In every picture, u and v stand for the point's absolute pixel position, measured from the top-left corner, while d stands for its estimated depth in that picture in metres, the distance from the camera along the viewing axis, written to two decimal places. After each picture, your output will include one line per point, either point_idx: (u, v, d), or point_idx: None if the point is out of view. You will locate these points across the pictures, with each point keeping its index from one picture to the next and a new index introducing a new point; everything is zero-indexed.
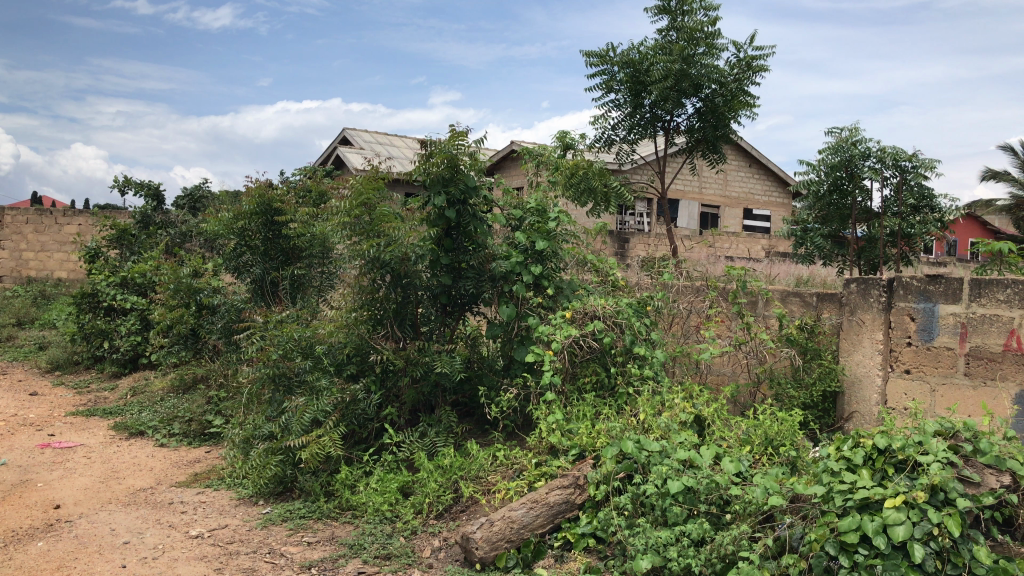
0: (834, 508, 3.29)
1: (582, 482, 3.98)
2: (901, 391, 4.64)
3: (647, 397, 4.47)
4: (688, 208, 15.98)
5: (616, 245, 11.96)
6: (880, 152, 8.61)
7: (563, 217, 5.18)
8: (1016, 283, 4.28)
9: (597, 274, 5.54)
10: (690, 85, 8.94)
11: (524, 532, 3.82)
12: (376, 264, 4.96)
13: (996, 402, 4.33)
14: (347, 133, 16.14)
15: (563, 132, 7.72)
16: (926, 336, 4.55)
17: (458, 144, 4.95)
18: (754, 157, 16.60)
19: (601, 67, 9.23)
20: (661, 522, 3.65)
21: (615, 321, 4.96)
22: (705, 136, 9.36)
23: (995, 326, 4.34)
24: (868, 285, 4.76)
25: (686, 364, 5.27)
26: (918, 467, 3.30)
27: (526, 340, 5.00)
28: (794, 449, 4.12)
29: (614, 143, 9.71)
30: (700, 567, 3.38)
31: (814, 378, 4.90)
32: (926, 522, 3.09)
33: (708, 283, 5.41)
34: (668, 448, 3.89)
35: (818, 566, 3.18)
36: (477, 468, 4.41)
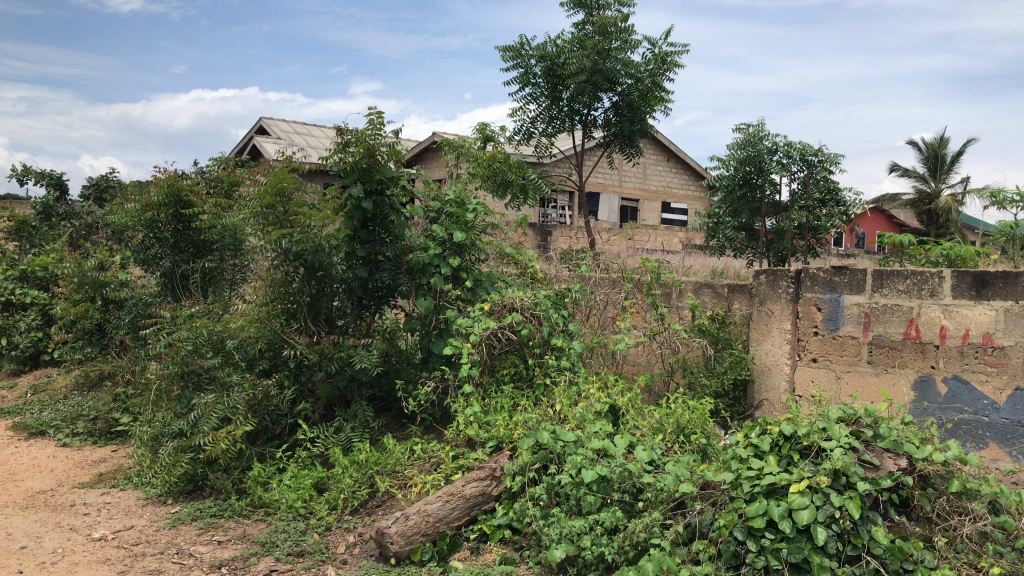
0: (742, 494, 3.37)
1: (499, 474, 3.99)
2: (808, 378, 4.80)
3: (564, 388, 4.52)
4: (608, 201, 16.17)
5: (537, 238, 12.02)
6: (787, 146, 8.86)
7: (481, 208, 5.15)
8: (915, 274, 4.45)
9: (516, 266, 5.56)
10: (605, 79, 9.03)
11: (440, 525, 3.81)
12: (289, 257, 4.88)
13: (896, 390, 4.49)
14: (263, 123, 15.79)
15: (483, 124, 7.71)
16: (831, 326, 4.71)
17: (375, 135, 4.88)
18: (672, 150, 16.89)
19: (517, 60, 9.25)
20: (575, 511, 3.69)
21: (534, 313, 4.99)
22: (622, 130, 9.49)
23: (896, 315, 4.51)
24: (776, 276, 4.88)
25: (603, 354, 5.34)
26: (822, 453, 3.41)
27: (444, 333, 5.00)
28: (705, 436, 4.22)
29: (532, 136, 9.77)
30: (613, 555, 3.43)
31: (725, 367, 5.01)
32: (829, 506, 3.19)
33: (624, 274, 5.47)
34: (582, 438, 3.94)
35: (726, 551, 3.26)
36: (393, 462, 4.38)
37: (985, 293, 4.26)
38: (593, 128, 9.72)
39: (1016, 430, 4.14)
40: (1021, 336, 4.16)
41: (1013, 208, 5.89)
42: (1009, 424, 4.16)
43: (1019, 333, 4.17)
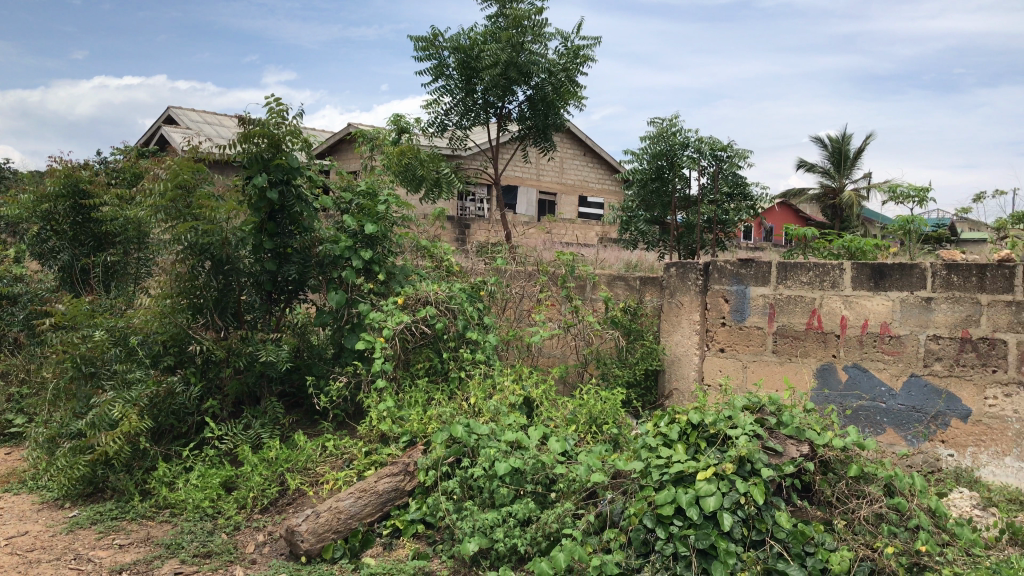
0: (652, 483, 3.43)
1: (412, 469, 3.96)
2: (716, 367, 4.94)
3: (478, 381, 4.52)
4: (525, 195, 16.25)
5: (455, 231, 12.02)
6: (698, 142, 9.07)
7: (394, 200, 5.09)
8: (818, 266, 4.60)
9: (431, 259, 5.53)
10: (519, 73, 9.03)
11: (352, 522, 3.76)
12: (195, 251, 4.76)
13: (798, 378, 4.66)
14: (172, 111, 15.30)
15: (397, 116, 7.75)
16: (738, 316, 4.84)
17: (278, 124, 4.76)
18: (589, 145, 17.07)
19: (430, 52, 9.19)
20: (488, 504, 3.71)
21: (448, 307, 4.96)
22: (537, 124, 9.53)
23: (799, 306, 4.66)
24: (686, 268, 5.00)
25: (519, 347, 5.36)
26: (727, 440, 3.49)
27: (356, 327, 4.95)
28: (616, 427, 4.29)
29: (446, 128, 9.73)
30: (525, 547, 3.46)
31: (637, 358, 5.12)
32: (734, 492, 3.27)
33: (539, 267, 5.50)
34: (496, 431, 3.95)
35: (636, 539, 3.33)
36: (304, 460, 4.31)
37: (882, 284, 4.42)
38: (507, 121, 9.74)
39: (911, 415, 4.33)
40: (915, 326, 4.33)
41: (909, 203, 6.15)
42: (904, 409, 4.35)
43: (913, 323, 4.33)
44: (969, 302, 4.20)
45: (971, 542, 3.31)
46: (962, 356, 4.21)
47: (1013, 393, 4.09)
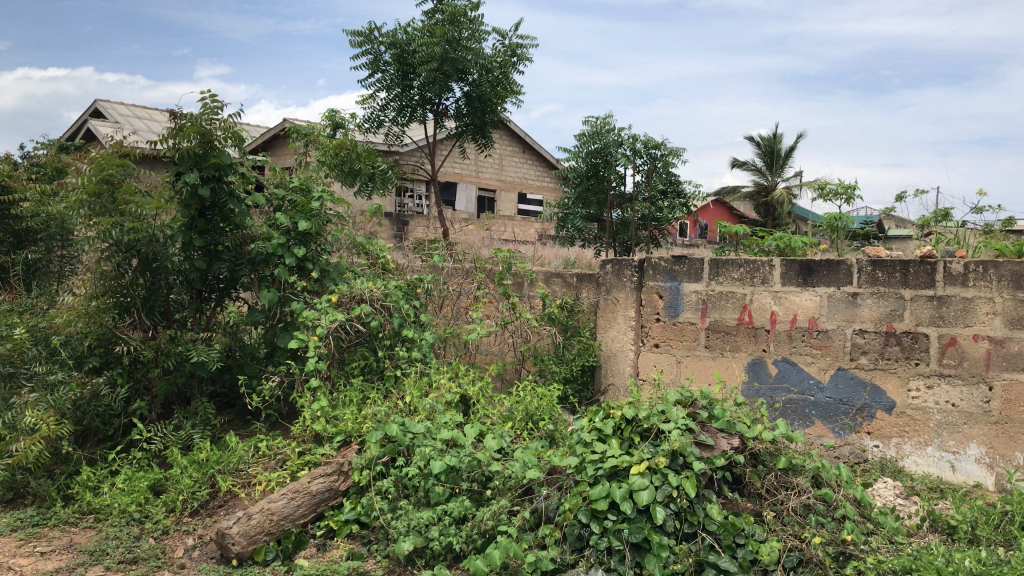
0: (587, 478, 3.44)
1: (346, 469, 3.91)
2: (651, 363, 5.00)
3: (414, 380, 4.50)
4: (465, 191, 16.22)
5: (393, 227, 11.95)
6: (632, 139, 9.28)
7: (327, 196, 5.01)
8: (748, 263, 4.70)
9: (366, 256, 5.47)
10: (455, 69, 9.01)
11: (284, 523, 3.70)
12: (120, 248, 4.64)
13: (729, 372, 4.74)
14: (99, 104, 14.87)
15: (330, 111, 7.79)
16: (671, 312, 4.93)
17: (210, 119, 4.66)
18: (527, 142, 17.11)
19: (366, 47, 9.09)
20: (424, 502, 3.69)
21: (383, 304, 4.91)
22: (474, 120, 9.53)
23: (731, 302, 4.74)
24: (621, 266, 5.04)
25: (456, 344, 5.36)
26: (661, 435, 3.53)
27: (290, 326, 4.88)
28: (552, 422, 4.31)
29: (382, 124, 9.66)
30: (461, 544, 3.46)
31: (573, 354, 5.14)
32: (667, 485, 3.31)
33: (477, 264, 5.49)
34: (431, 429, 3.94)
35: (570, 534, 3.35)
36: (236, 460, 4.22)
37: (811, 280, 4.52)
38: (444, 117, 9.70)
39: (838, 407, 4.44)
40: (842, 321, 4.43)
41: (837, 200, 6.30)
42: (832, 402, 4.46)
43: (840, 318, 4.43)
44: (893, 297, 4.31)
45: (894, 530, 3.42)
46: (887, 349, 4.33)
47: (934, 385, 4.21)
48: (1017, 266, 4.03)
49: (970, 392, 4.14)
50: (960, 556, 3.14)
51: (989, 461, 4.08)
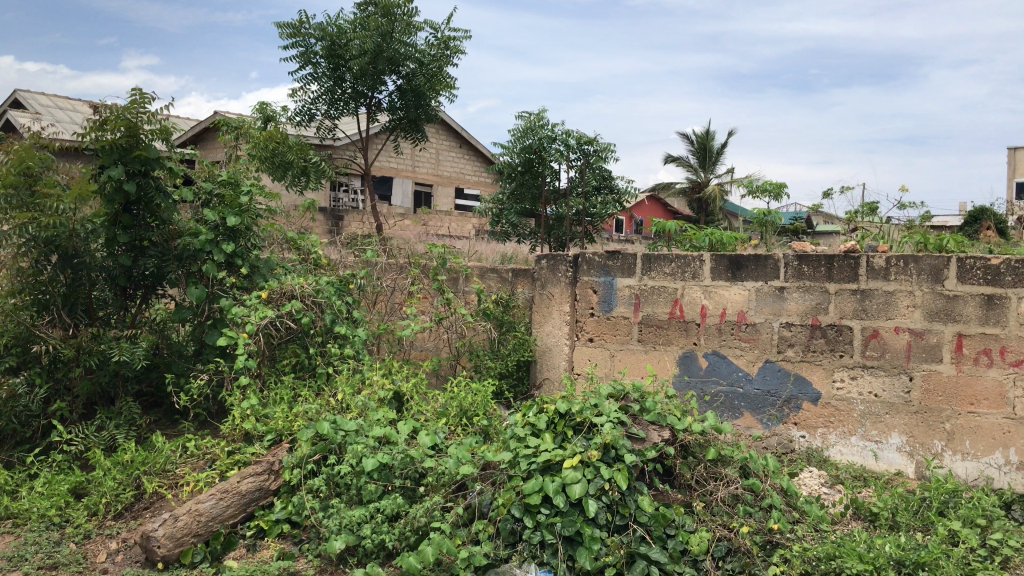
0: (520, 472, 3.45)
1: (277, 468, 3.87)
2: (585, 357, 5.06)
3: (347, 377, 4.45)
4: (401, 186, 16.13)
5: (329, 223, 11.87)
6: (564, 135, 9.32)
7: (257, 190, 4.90)
8: (679, 258, 4.77)
9: (297, 252, 5.38)
10: (389, 62, 8.92)
11: (213, 524, 3.61)
12: (38, 244, 4.48)
13: (661, 365, 4.82)
14: (17, 94, 14.35)
15: (262, 103, 7.66)
16: (606, 307, 4.97)
17: (136, 113, 4.52)
18: (464, 137, 17.08)
19: (296, 39, 8.94)
20: (356, 500, 3.66)
21: (314, 300, 4.86)
22: (408, 115, 9.46)
23: (662, 296, 4.81)
24: (556, 260, 5.08)
25: (390, 340, 5.31)
26: (593, 428, 3.56)
27: (219, 323, 4.80)
28: (486, 418, 4.31)
29: (314, 117, 9.52)
30: (393, 542, 3.43)
31: (509, 349, 5.16)
32: (599, 478, 3.33)
33: (410, 259, 5.43)
34: (363, 427, 3.91)
35: (504, 529, 3.35)
36: (162, 461, 4.12)
37: (739, 275, 4.61)
38: (377, 111, 9.61)
39: (765, 399, 4.55)
40: (769, 314, 4.53)
41: (766, 197, 6.43)
42: (760, 394, 4.56)
43: (767, 311, 4.53)
44: (818, 291, 4.41)
45: (818, 518, 3.51)
46: (813, 342, 4.43)
47: (858, 375, 4.33)
48: (935, 260, 4.12)
49: (891, 382, 4.25)
50: (880, 542, 3.24)
51: (909, 449, 4.20)
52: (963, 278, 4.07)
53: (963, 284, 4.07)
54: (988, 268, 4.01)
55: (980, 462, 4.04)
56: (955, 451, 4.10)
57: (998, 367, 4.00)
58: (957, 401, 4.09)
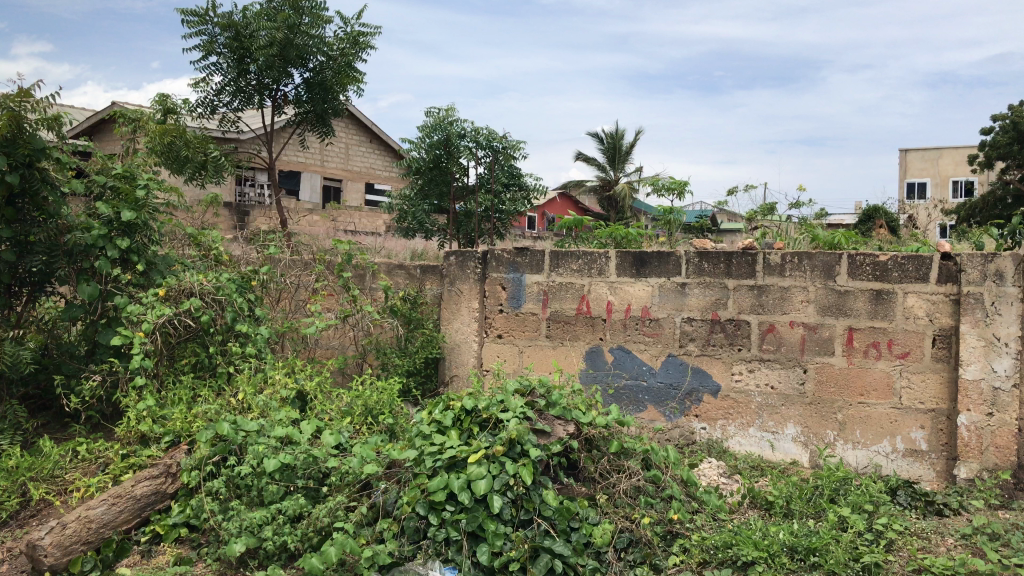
0: (425, 470, 3.44)
1: (175, 470, 3.75)
2: (494, 353, 5.08)
3: (248, 376, 4.35)
4: (310, 181, 15.89)
5: (234, 218, 11.68)
6: (474, 132, 9.31)
7: (153, 184, 4.73)
8: (586, 255, 4.83)
9: (197, 248, 5.22)
10: (296, 55, 8.75)
11: (104, 531, 3.49)
12: None
13: (567, 361, 4.89)
14: None
15: (161, 95, 7.42)
16: (514, 303, 5.01)
17: (21, 102, 4.31)
18: (374, 132, 16.89)
19: (199, 27, 8.68)
20: (256, 502, 3.57)
21: (214, 298, 4.72)
22: (314, 109, 9.29)
23: (569, 292, 4.87)
24: (465, 257, 5.06)
25: (294, 339, 5.20)
26: (499, 424, 3.57)
27: (113, 322, 4.63)
28: (392, 416, 4.27)
29: (217, 109, 9.27)
30: (295, 543, 3.36)
31: (416, 346, 5.09)
32: (504, 474, 3.35)
33: (315, 256, 5.34)
34: (264, 427, 3.83)
35: (409, 527, 3.34)
36: (50, 466, 3.92)
37: (643, 271, 4.69)
38: (283, 104, 9.42)
39: (668, 392, 4.65)
40: (672, 309, 4.62)
41: (671, 195, 6.56)
42: (662, 387, 4.66)
43: (670, 306, 4.63)
44: (718, 287, 4.53)
45: (716, 508, 3.62)
46: (712, 336, 4.55)
47: (755, 368, 4.46)
48: (827, 257, 4.27)
49: (787, 375, 4.40)
50: (774, 530, 3.36)
51: (804, 439, 4.36)
52: (854, 275, 4.23)
53: (853, 280, 4.23)
54: (877, 264, 4.17)
55: (870, 450, 4.23)
56: (847, 441, 4.28)
57: (886, 360, 4.18)
58: (848, 392, 4.27)
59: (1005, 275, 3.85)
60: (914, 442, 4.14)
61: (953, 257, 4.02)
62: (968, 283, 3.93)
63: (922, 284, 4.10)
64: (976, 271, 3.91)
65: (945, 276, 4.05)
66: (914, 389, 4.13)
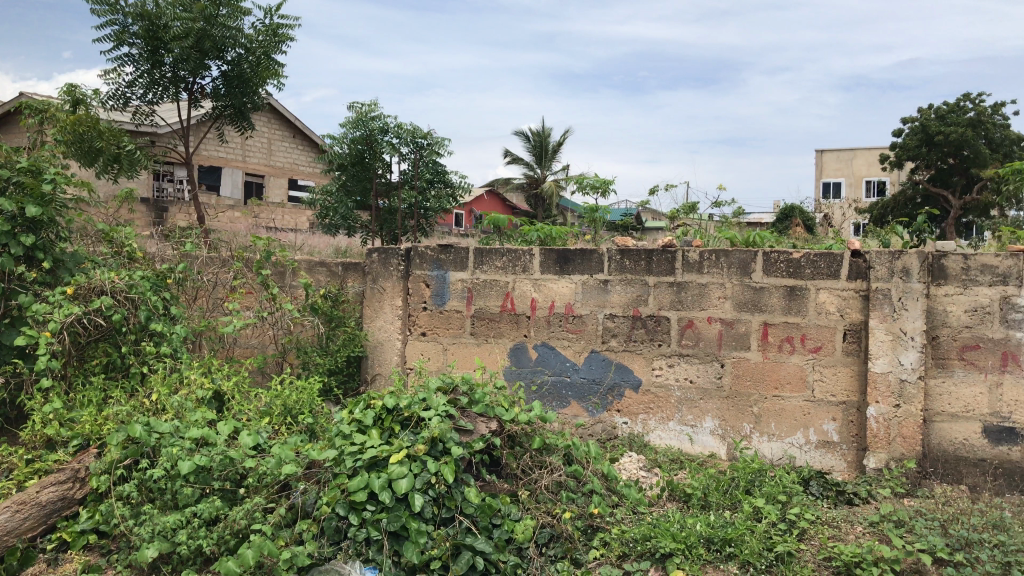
0: (345, 470, 3.39)
1: (83, 475, 3.63)
2: (417, 351, 5.05)
3: (163, 376, 4.22)
4: (231, 176, 15.55)
5: (152, 213, 11.37)
6: (397, 128, 9.25)
7: (61, 179, 4.55)
8: (509, 252, 4.84)
9: (109, 245, 5.00)
10: (212, 47, 8.53)
11: (8, 539, 3.37)
12: None
13: (490, 358, 4.89)
14: None
15: (70, 85, 7.15)
16: (438, 301, 5.00)
17: None
18: (297, 127, 16.62)
19: (110, 16, 8.39)
20: (170, 505, 3.47)
21: (127, 296, 4.53)
22: (233, 102, 9.08)
23: (494, 290, 4.88)
24: (388, 254, 5.02)
25: (211, 338, 5.07)
26: (420, 423, 3.55)
27: (17, 321, 4.44)
28: (312, 416, 4.21)
29: (128, 101, 8.97)
30: (211, 547, 3.27)
31: (339, 344, 5.01)
32: (425, 472, 3.33)
33: (233, 253, 5.23)
34: (179, 428, 3.72)
35: (329, 528, 3.29)
36: None
37: (567, 268, 4.72)
38: (199, 97, 9.17)
39: (590, 387, 4.70)
40: (594, 306, 4.67)
41: (595, 193, 6.64)
42: (585, 382, 4.71)
43: (593, 303, 4.67)
44: (639, 284, 4.59)
45: (636, 501, 3.68)
46: (633, 332, 4.61)
47: (675, 363, 4.54)
48: (743, 254, 4.37)
49: (705, 369, 4.48)
50: (692, 521, 3.43)
51: (722, 432, 4.46)
52: (768, 271, 4.34)
53: (768, 276, 4.34)
54: (790, 262, 4.30)
55: (784, 442, 4.35)
56: (762, 433, 4.39)
57: (799, 354, 4.30)
58: (763, 385, 4.37)
59: (911, 272, 4.00)
60: (826, 434, 4.27)
61: (862, 254, 4.15)
62: (876, 279, 4.07)
63: (834, 281, 4.23)
64: (884, 267, 4.04)
65: (854, 273, 4.19)
66: (826, 382, 4.26)
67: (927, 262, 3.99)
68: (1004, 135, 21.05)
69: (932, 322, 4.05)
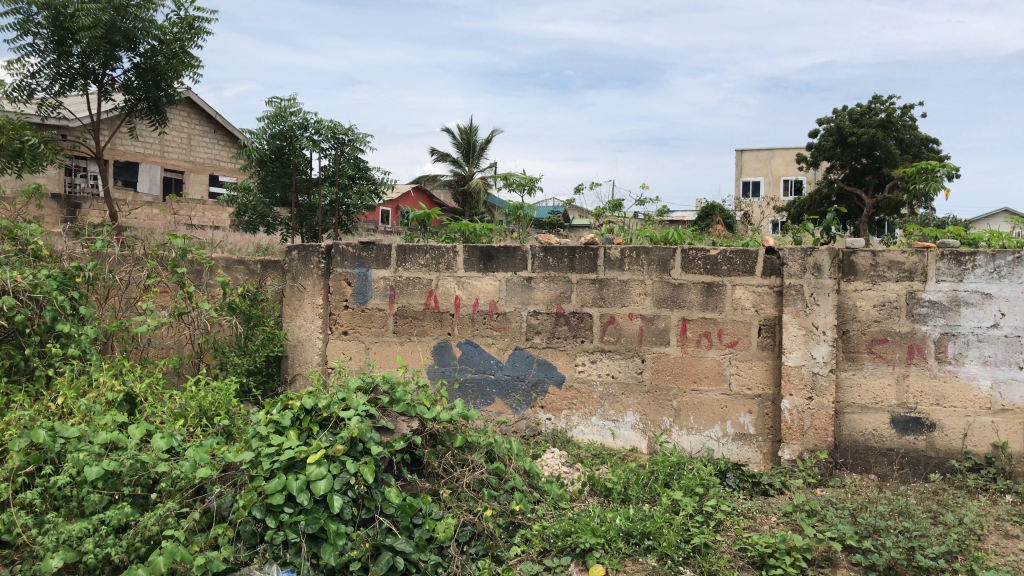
0: (262, 472, 3.31)
1: None
2: (339, 350, 4.99)
3: (69, 379, 4.07)
4: (149, 172, 15.13)
5: (63, 210, 10.98)
6: (318, 124, 9.11)
7: None
8: (432, 250, 4.82)
9: (13, 242, 4.76)
10: (123, 39, 8.27)
11: None
12: None
13: (413, 356, 4.86)
14: None
15: None
16: (360, 299, 4.94)
17: None
18: (218, 122, 16.23)
19: (13, 4, 8.05)
20: (76, 513, 3.35)
21: (31, 296, 4.38)
22: (146, 95, 8.80)
23: (417, 287, 4.85)
24: (308, 251, 4.94)
25: (125, 338, 4.90)
26: (340, 423, 3.50)
27: None
28: (228, 418, 4.11)
29: (34, 93, 8.61)
30: (120, 555, 3.15)
31: (257, 344, 4.88)
32: (344, 473, 3.28)
33: (148, 251, 5.08)
34: (87, 433, 3.59)
35: (244, 532, 3.22)
36: None
37: (490, 266, 4.72)
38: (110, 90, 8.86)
39: (513, 384, 4.71)
40: (518, 303, 4.68)
41: (522, 190, 6.66)
42: (509, 379, 4.72)
43: (516, 300, 4.68)
44: (562, 281, 4.62)
45: (557, 496, 3.71)
46: (557, 329, 4.63)
47: (597, 359, 4.58)
48: (662, 251, 4.43)
49: (625, 365, 4.54)
50: (612, 515, 3.47)
51: (642, 426, 4.52)
52: (688, 268, 4.41)
53: (687, 273, 4.41)
54: (708, 259, 4.37)
55: (702, 435, 4.43)
56: (681, 427, 4.46)
57: (717, 349, 4.39)
58: (682, 379, 4.45)
59: (822, 268, 4.11)
60: (742, 426, 4.36)
61: (776, 251, 4.25)
62: (790, 275, 4.17)
63: (749, 277, 4.32)
64: (798, 264, 4.15)
65: (769, 269, 4.29)
66: (742, 376, 4.35)
67: (838, 259, 4.12)
68: (913, 137, 21.91)
69: (843, 317, 4.18)
